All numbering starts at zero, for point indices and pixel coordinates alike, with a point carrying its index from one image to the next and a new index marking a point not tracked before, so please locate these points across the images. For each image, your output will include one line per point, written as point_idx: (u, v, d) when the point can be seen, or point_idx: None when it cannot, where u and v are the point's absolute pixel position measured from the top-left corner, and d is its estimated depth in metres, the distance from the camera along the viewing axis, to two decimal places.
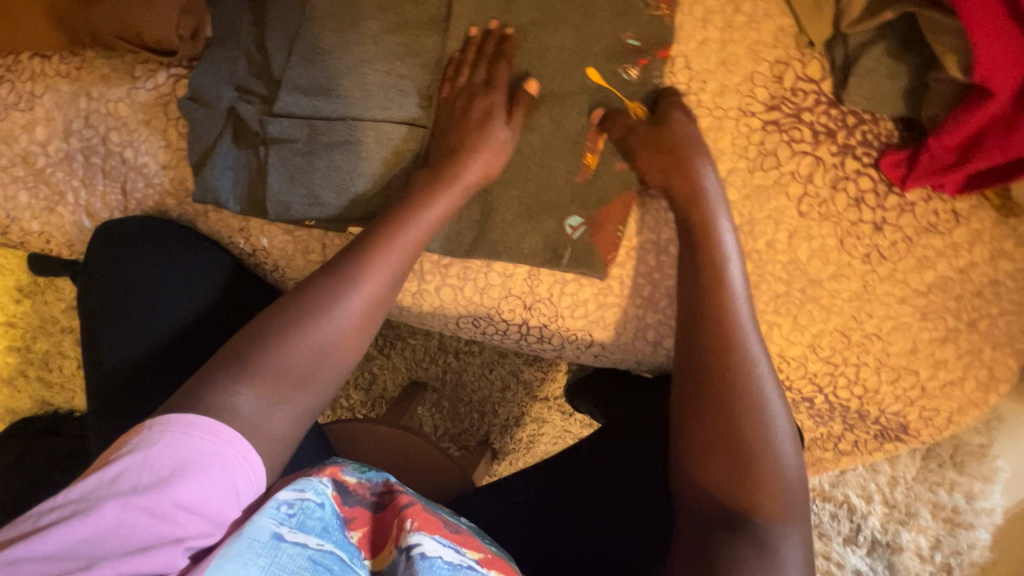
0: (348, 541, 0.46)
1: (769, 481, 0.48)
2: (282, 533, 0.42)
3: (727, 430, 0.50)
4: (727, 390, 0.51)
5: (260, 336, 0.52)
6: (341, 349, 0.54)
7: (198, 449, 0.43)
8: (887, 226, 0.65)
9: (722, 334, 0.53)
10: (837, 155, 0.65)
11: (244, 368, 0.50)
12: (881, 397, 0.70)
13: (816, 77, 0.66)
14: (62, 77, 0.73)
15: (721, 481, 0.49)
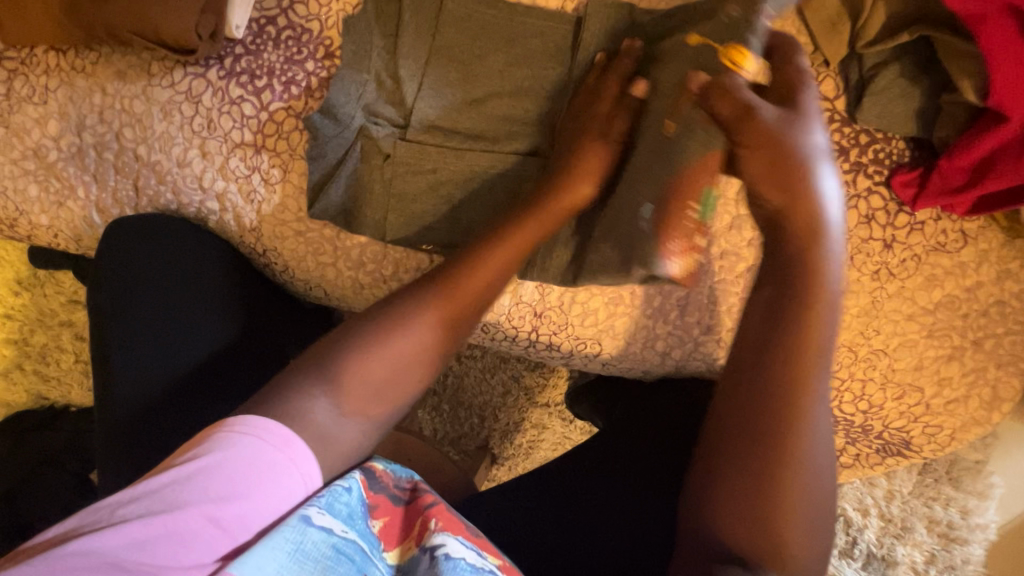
0: (370, 530, 0.49)
1: (789, 538, 0.49)
2: (310, 517, 0.44)
3: (771, 475, 0.49)
4: (788, 431, 0.49)
5: (339, 349, 0.54)
6: (411, 373, 0.56)
7: (270, 464, 0.46)
8: (897, 244, 0.65)
9: (799, 373, 0.50)
10: (849, 173, 0.66)
11: (324, 379, 0.52)
12: (885, 413, 0.71)
13: (831, 94, 0.66)
14: (77, 72, 0.73)
15: (739, 526, 0.50)
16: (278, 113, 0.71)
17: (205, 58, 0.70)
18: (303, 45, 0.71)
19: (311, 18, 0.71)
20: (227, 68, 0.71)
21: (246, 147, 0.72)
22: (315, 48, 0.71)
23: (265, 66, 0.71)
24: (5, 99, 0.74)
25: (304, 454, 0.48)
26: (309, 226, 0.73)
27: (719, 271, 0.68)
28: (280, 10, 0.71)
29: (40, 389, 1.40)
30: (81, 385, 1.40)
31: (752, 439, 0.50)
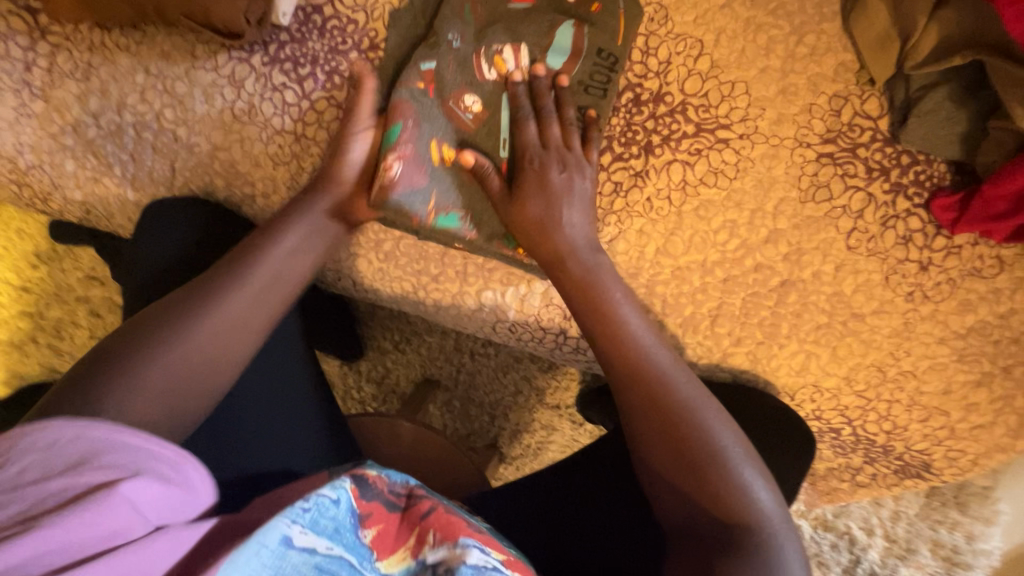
0: (361, 540, 0.47)
1: (719, 474, 0.52)
2: (291, 538, 0.42)
3: (666, 427, 0.54)
4: (644, 395, 0.56)
5: (164, 330, 0.54)
6: (208, 321, 0.55)
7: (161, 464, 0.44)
8: (933, 267, 0.65)
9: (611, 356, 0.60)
10: (889, 194, 0.66)
11: (144, 357, 0.51)
12: (908, 434, 0.71)
13: (874, 113, 0.66)
14: (121, 50, 0.73)
15: (676, 479, 0.53)
16: (319, 102, 0.71)
17: (250, 44, 0.71)
18: (348, 35, 0.71)
19: (357, 9, 0.71)
20: (271, 54, 0.71)
21: (286, 134, 0.72)
22: (360, 39, 0.71)
23: (309, 54, 0.71)
24: (48, 73, 0.74)
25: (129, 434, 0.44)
26: None
27: (753, 285, 0.68)
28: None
29: (53, 363, 1.41)
30: None
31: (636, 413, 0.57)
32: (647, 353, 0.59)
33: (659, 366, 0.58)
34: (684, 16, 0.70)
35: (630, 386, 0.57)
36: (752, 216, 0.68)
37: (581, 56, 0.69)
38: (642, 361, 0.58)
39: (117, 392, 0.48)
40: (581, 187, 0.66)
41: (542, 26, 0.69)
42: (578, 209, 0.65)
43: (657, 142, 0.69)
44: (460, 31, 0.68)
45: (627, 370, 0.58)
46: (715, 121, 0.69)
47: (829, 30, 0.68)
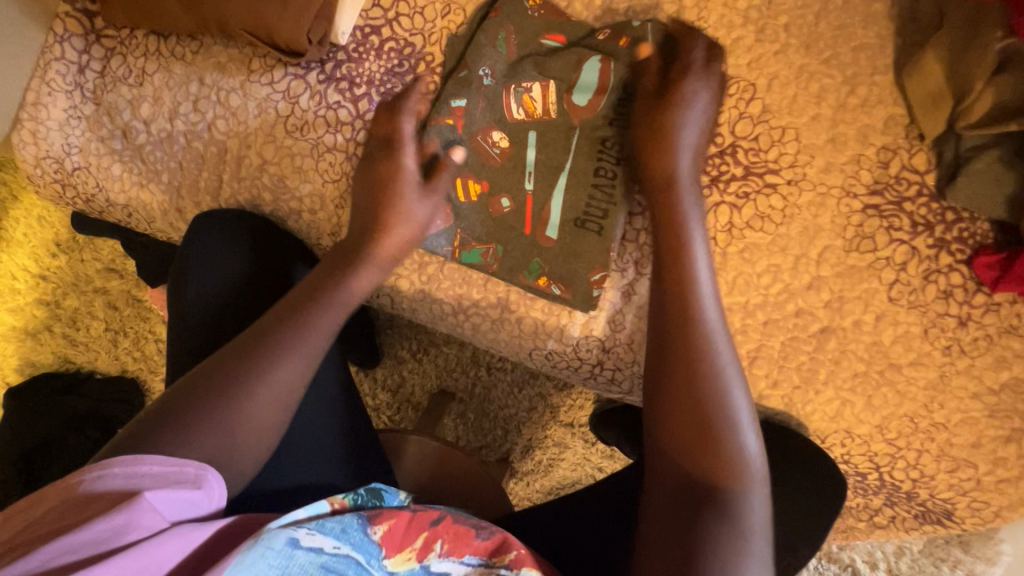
0: (370, 539, 0.54)
1: (730, 451, 0.52)
2: (298, 540, 0.50)
3: (693, 394, 0.54)
4: (687, 362, 0.56)
5: (261, 336, 0.58)
6: (291, 336, 0.59)
7: (178, 480, 0.48)
8: (972, 322, 0.66)
9: (675, 307, 0.59)
10: (933, 248, 0.67)
11: (241, 362, 0.56)
12: (934, 483, 0.72)
13: (921, 168, 0.67)
14: (177, 59, 0.73)
15: (682, 449, 0.54)
16: (372, 123, 0.72)
17: (308, 61, 0.71)
18: (405, 58, 0.72)
19: (416, 32, 0.72)
20: (327, 72, 0.72)
21: (337, 152, 0.72)
22: (416, 62, 0.72)
23: (365, 74, 0.72)
24: (101, 77, 0.75)
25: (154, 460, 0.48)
26: None
27: (793, 329, 0.69)
28: (386, 21, 0.72)
29: (66, 353, 1.40)
30: (109, 353, 1.39)
31: (665, 375, 0.57)
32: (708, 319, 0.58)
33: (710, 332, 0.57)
34: (738, 60, 0.71)
35: (673, 348, 0.57)
36: (796, 262, 0.69)
37: (608, 91, 0.69)
38: (694, 320, 0.58)
39: (210, 399, 0.53)
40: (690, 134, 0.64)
41: (570, 59, 0.69)
42: (699, 110, 0.64)
43: (705, 182, 0.71)
44: (491, 66, 0.70)
45: (677, 332, 0.58)
46: (765, 165, 0.70)
47: (880, 83, 0.69)
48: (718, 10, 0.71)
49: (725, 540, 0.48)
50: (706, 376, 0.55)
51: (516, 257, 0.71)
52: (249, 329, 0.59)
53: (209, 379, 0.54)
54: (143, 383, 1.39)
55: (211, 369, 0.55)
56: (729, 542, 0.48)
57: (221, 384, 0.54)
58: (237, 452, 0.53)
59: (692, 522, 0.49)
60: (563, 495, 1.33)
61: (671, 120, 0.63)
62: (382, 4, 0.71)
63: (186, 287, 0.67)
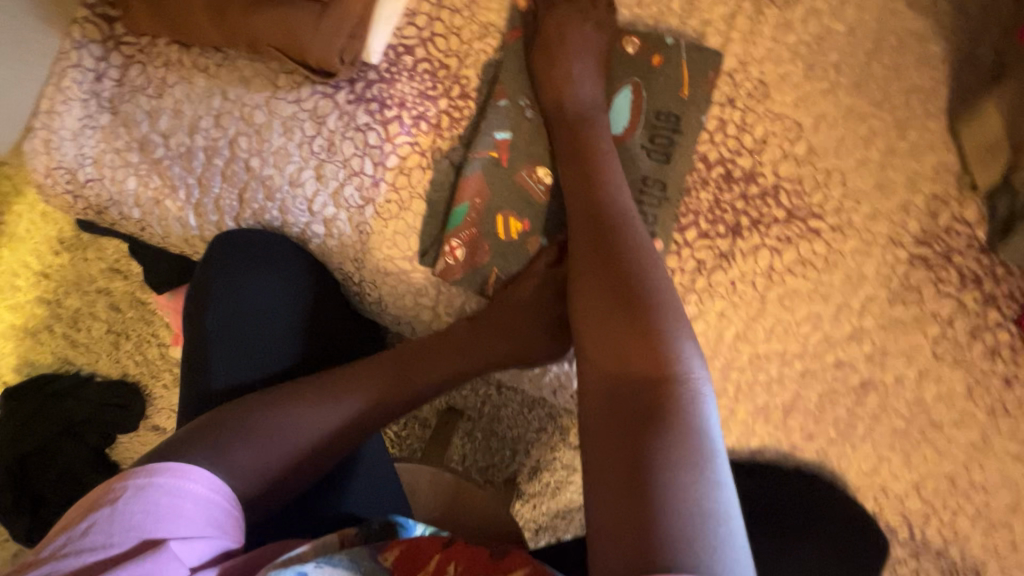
0: (381, 565, 0.52)
1: (666, 352, 0.46)
2: (306, 572, 0.48)
3: (621, 299, 0.49)
4: (615, 275, 0.51)
5: (354, 367, 0.61)
6: (390, 376, 0.61)
7: (207, 518, 0.47)
8: (1018, 383, 0.64)
9: (602, 224, 0.56)
10: (981, 304, 0.64)
11: (338, 388, 0.59)
12: (968, 543, 0.70)
13: (972, 220, 0.65)
14: (199, 71, 0.70)
15: (619, 362, 0.46)
16: (403, 147, 0.69)
17: (338, 80, 0.68)
18: (438, 80, 0.69)
19: (451, 54, 0.69)
20: (356, 92, 0.69)
21: (364, 176, 0.69)
22: (450, 86, 0.69)
23: (396, 96, 0.69)
24: (118, 86, 0.71)
25: (195, 483, 0.47)
26: (416, 265, 0.71)
27: (832, 380, 0.66)
28: (420, 41, 0.69)
29: (66, 354, 1.36)
30: (110, 355, 1.36)
31: (594, 294, 0.51)
32: (632, 228, 0.56)
33: (642, 255, 0.53)
34: (784, 97, 0.69)
35: (594, 269, 0.53)
36: (838, 311, 0.66)
37: (640, 122, 0.69)
38: (620, 230, 0.55)
39: (300, 415, 0.56)
40: (585, 103, 0.67)
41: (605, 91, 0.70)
42: (592, 85, 0.68)
43: (747, 224, 0.68)
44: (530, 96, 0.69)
45: (605, 245, 0.54)
46: (809, 208, 0.67)
47: (932, 128, 0.66)
48: (765, 44, 0.69)
49: (673, 447, 0.40)
50: (630, 280, 0.51)
51: None
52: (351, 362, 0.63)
53: (290, 399, 0.57)
54: (144, 387, 1.36)
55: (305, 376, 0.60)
56: (677, 447, 0.40)
57: (287, 414, 0.56)
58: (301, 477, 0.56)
59: (634, 435, 0.42)
60: (569, 519, 1.31)
61: (575, 88, 0.67)
62: (418, 23, 0.69)
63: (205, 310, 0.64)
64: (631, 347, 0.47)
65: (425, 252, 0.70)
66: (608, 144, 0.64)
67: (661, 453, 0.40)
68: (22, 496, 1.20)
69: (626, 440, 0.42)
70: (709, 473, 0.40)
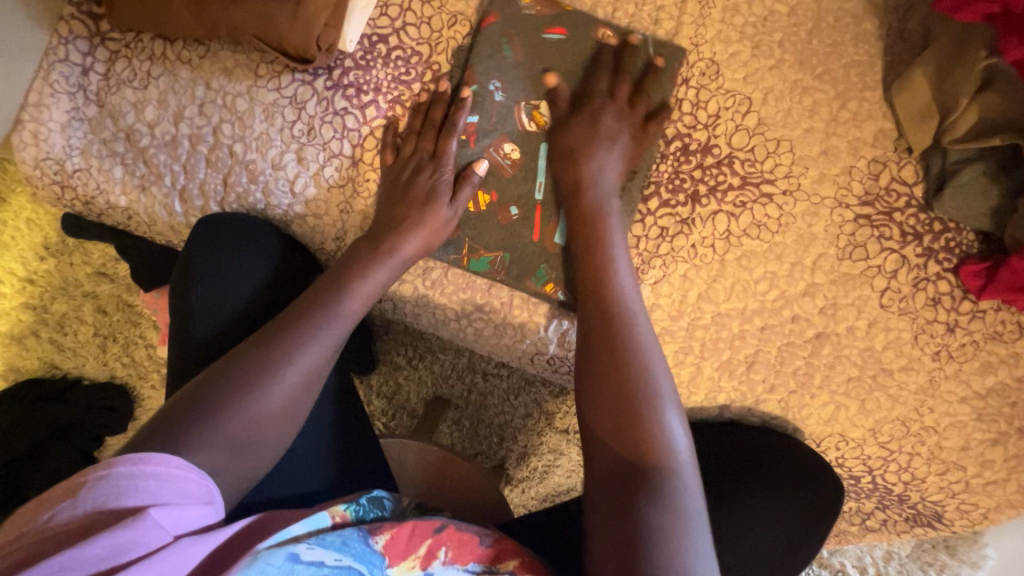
0: (372, 548, 0.55)
1: (654, 433, 0.52)
2: (299, 554, 0.50)
3: (615, 375, 0.55)
4: (611, 351, 0.57)
5: (304, 317, 0.63)
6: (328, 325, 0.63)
7: (176, 490, 0.49)
8: (959, 329, 0.69)
9: (602, 298, 0.61)
10: (921, 257, 0.69)
11: (294, 338, 0.61)
12: (925, 486, 0.74)
13: (910, 180, 0.70)
14: (182, 63, 0.74)
15: (612, 435, 0.53)
16: (379, 129, 0.73)
17: (316, 68, 0.72)
18: (411, 67, 0.73)
19: (422, 41, 0.73)
20: (334, 79, 0.73)
21: (343, 158, 0.73)
22: (423, 71, 0.73)
23: (372, 81, 0.73)
24: (105, 80, 0.75)
25: (159, 463, 0.49)
26: None
27: (789, 334, 0.71)
28: (393, 30, 0.73)
29: (53, 359, 1.37)
30: (98, 358, 1.37)
31: (593, 367, 0.57)
32: (630, 300, 0.61)
33: (635, 329, 0.58)
34: (735, 73, 0.73)
35: (596, 342, 0.58)
36: (791, 269, 0.71)
37: None
38: (617, 304, 0.60)
39: (260, 373, 0.58)
40: (602, 171, 0.69)
41: (577, 70, 0.73)
42: (614, 154, 0.70)
43: (704, 192, 0.72)
44: (499, 77, 0.72)
45: (604, 319, 0.59)
46: (761, 175, 0.72)
47: (870, 98, 0.72)
48: (715, 26, 0.74)
49: (661, 521, 0.46)
50: (625, 355, 0.56)
51: (524, 263, 0.73)
52: (296, 307, 0.64)
53: (255, 352, 0.59)
54: (133, 389, 1.37)
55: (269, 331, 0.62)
56: (665, 522, 0.46)
57: (235, 385, 0.56)
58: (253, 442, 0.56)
59: (625, 505, 0.48)
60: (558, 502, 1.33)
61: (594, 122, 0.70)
62: (390, 14, 0.73)
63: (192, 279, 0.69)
64: (624, 421, 0.53)
65: None
66: (613, 213, 0.68)
67: (648, 526, 0.46)
68: (12, 499, 1.21)
69: (618, 511, 0.48)
70: (690, 540, 0.46)
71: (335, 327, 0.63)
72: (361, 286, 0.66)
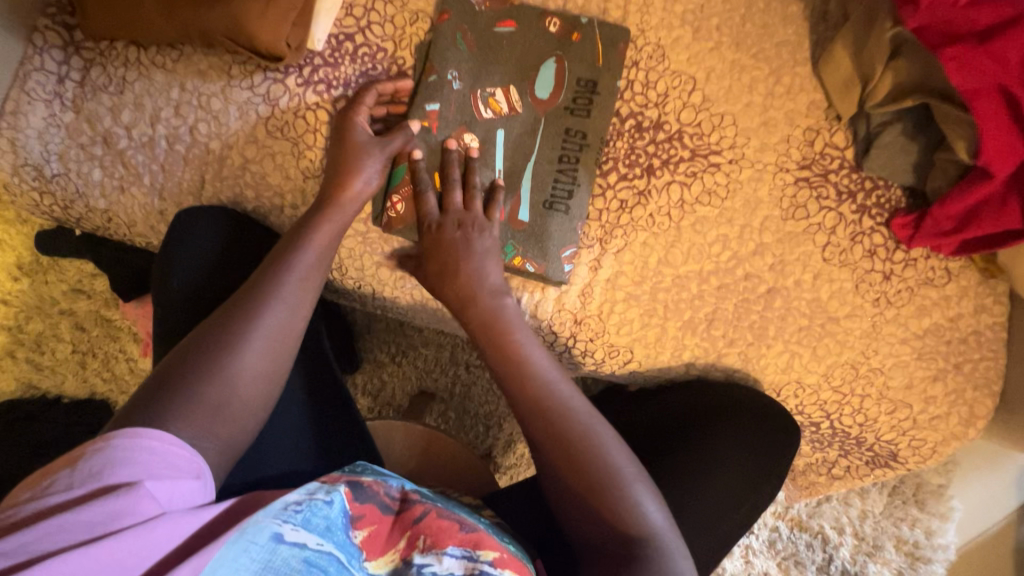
0: (352, 541, 0.53)
1: (627, 509, 0.57)
2: (281, 535, 0.49)
3: (575, 470, 0.59)
4: (562, 447, 0.60)
5: (257, 289, 0.66)
6: (280, 287, 0.67)
7: (166, 465, 0.51)
8: (894, 276, 0.75)
9: (536, 403, 0.63)
10: (856, 213, 0.76)
11: (249, 311, 0.64)
12: (878, 426, 0.80)
13: (841, 145, 0.77)
14: (157, 67, 0.77)
15: (602, 529, 0.58)
16: None
17: (287, 66, 0.76)
18: (377, 62, 0.78)
19: (387, 38, 0.78)
20: (305, 76, 0.77)
21: (317, 149, 0.77)
22: (389, 66, 0.78)
23: (341, 77, 0.77)
24: (80, 87, 0.78)
25: (148, 441, 0.51)
26: (370, 227, 0.79)
27: (744, 291, 0.77)
28: (359, 29, 0.78)
29: (31, 378, 1.35)
30: (78, 375, 1.36)
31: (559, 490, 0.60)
32: (552, 383, 0.65)
33: (570, 408, 0.63)
34: (679, 56, 0.80)
35: (548, 440, 0.61)
36: (741, 231, 0.77)
37: (565, 86, 0.78)
38: (548, 393, 0.64)
39: (220, 342, 0.61)
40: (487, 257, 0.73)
41: (531, 60, 0.78)
42: (489, 256, 0.73)
43: (658, 164, 0.78)
44: (457, 69, 0.78)
45: (545, 420, 0.62)
46: (709, 147, 0.78)
47: (801, 73, 0.78)
48: (658, 13, 0.80)
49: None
50: (574, 445, 0.60)
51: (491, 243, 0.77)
52: (245, 286, 0.67)
53: (210, 335, 0.62)
54: (115, 403, 1.36)
55: (213, 319, 0.64)
56: None
57: (208, 361, 0.59)
58: (236, 398, 0.59)
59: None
60: None
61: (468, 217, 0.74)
62: (355, 14, 0.77)
63: (175, 272, 0.72)
64: (598, 508, 0.58)
65: (378, 213, 0.79)
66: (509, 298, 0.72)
67: None
68: None
69: None
70: None
71: (298, 285, 0.68)
72: (309, 243, 0.70)
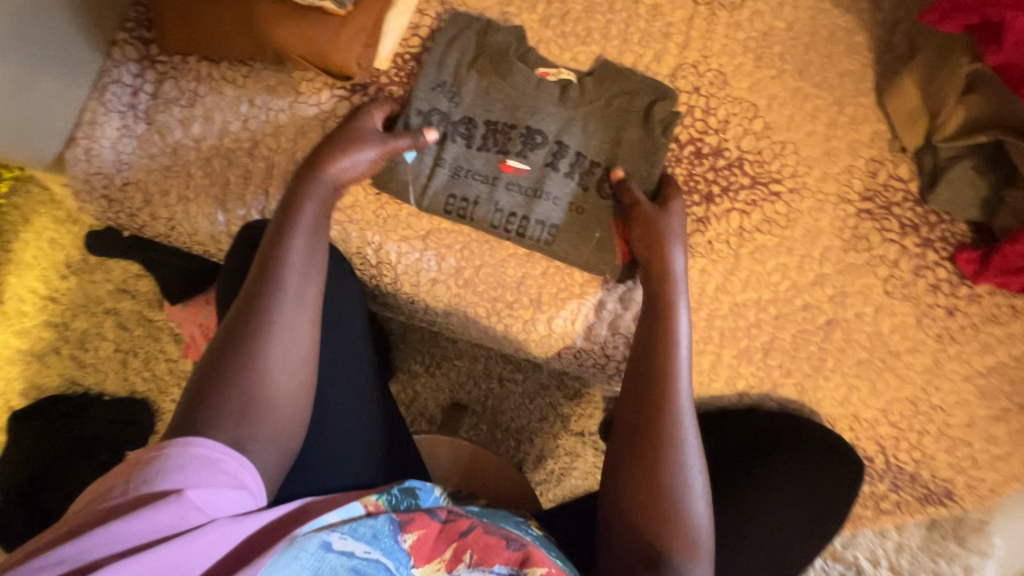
0: (399, 547, 0.51)
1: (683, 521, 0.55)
2: (330, 542, 0.48)
3: (646, 457, 0.58)
4: (651, 442, 0.58)
5: (270, 258, 0.60)
6: (293, 257, 0.61)
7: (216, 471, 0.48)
8: (959, 312, 0.74)
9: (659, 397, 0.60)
10: (920, 247, 0.75)
11: (271, 286, 0.58)
12: (936, 463, 0.78)
13: (905, 177, 0.76)
14: (227, 82, 0.79)
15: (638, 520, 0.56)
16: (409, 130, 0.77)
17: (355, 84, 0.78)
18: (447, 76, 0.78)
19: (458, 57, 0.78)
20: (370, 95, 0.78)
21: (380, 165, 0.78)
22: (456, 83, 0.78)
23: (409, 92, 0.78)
24: (154, 99, 0.80)
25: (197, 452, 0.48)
26: (428, 243, 0.80)
27: (802, 321, 0.76)
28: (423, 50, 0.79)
29: (75, 376, 1.35)
30: (119, 374, 1.35)
31: (632, 479, 0.58)
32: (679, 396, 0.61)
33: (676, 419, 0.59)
34: (741, 83, 0.79)
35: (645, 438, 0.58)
36: (801, 261, 0.76)
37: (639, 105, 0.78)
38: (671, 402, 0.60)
39: (249, 326, 0.56)
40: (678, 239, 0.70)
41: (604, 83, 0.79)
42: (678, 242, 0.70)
43: (717, 192, 0.78)
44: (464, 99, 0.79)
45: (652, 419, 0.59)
46: (769, 174, 0.78)
47: (865, 103, 0.78)
48: (721, 40, 0.80)
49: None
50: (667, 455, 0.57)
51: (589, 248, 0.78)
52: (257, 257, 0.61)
53: (235, 324, 0.56)
54: (154, 403, 1.34)
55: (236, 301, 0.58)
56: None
57: (232, 352, 0.55)
58: (272, 382, 0.55)
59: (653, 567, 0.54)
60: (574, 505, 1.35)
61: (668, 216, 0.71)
62: (421, 35, 0.79)
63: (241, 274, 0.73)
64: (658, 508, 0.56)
65: (437, 230, 0.80)
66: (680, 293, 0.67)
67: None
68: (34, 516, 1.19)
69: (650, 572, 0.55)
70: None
71: (311, 266, 0.62)
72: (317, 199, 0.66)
